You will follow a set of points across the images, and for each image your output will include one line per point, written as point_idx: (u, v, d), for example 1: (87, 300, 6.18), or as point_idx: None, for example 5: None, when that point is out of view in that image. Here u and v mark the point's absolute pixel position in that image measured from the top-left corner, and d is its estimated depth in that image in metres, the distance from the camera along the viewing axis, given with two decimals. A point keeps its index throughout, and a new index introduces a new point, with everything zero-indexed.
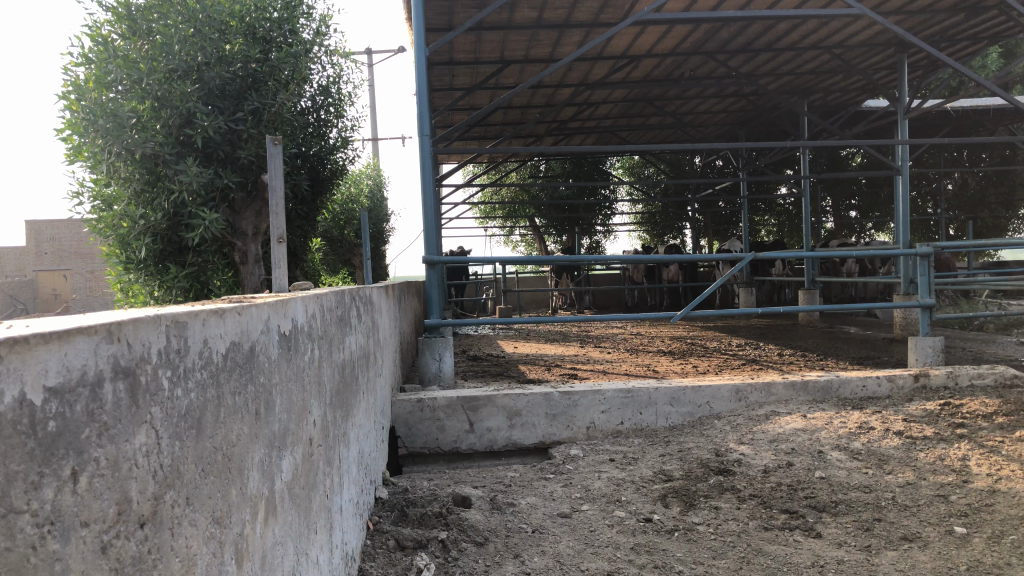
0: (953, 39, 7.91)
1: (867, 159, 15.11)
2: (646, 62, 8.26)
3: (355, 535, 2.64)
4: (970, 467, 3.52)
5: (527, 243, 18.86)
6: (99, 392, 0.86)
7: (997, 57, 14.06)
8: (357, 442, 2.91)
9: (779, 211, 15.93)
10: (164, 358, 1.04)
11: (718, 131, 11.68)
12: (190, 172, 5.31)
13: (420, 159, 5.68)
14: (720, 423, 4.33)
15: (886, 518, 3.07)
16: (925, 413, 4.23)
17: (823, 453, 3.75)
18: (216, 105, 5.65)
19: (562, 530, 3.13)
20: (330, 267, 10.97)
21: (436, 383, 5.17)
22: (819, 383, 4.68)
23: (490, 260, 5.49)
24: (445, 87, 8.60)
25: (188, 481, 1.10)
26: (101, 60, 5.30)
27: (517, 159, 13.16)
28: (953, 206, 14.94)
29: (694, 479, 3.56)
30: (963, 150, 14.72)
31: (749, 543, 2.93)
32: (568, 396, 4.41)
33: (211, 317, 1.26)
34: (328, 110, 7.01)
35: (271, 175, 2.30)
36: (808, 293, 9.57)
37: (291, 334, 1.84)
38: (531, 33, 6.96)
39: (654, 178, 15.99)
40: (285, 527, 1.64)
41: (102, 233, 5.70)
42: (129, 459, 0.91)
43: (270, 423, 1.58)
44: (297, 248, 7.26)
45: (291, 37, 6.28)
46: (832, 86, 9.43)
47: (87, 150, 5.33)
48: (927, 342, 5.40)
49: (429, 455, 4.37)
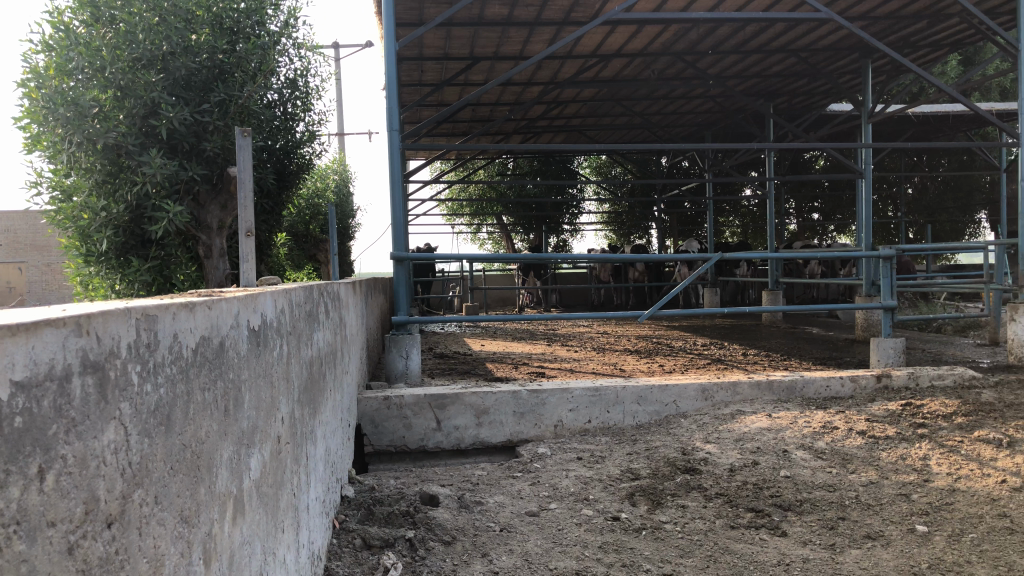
0: (916, 45, 8.05)
1: (830, 163, 15.34)
2: (615, 62, 8.29)
3: (321, 534, 2.60)
4: (930, 467, 3.58)
5: (494, 241, 18.84)
6: (67, 387, 0.83)
7: (956, 64, 14.36)
8: (324, 440, 2.87)
9: (744, 212, 16.11)
10: (134, 352, 1.00)
11: (685, 131, 11.76)
12: (153, 163, 5.22)
13: (389, 155, 5.63)
14: (686, 422, 4.36)
15: (850, 517, 3.11)
16: (887, 413, 4.30)
17: (787, 453, 3.78)
18: (182, 96, 5.56)
19: (529, 529, 3.12)
20: (296, 262, 10.83)
21: (403, 381, 5.12)
22: (784, 383, 4.73)
23: (458, 257, 5.46)
24: (414, 82, 8.55)
25: (157, 479, 1.06)
26: (62, 47, 5.18)
27: (486, 155, 13.14)
28: (913, 210, 15.23)
29: (661, 478, 3.57)
30: (923, 155, 15.00)
31: (716, 541, 2.94)
32: (536, 394, 4.41)
33: (182, 311, 1.22)
34: (295, 103, 6.92)
35: (240, 168, 2.26)
36: (772, 294, 9.68)
37: (259, 329, 1.80)
38: (502, 30, 6.94)
39: (621, 178, 16.07)
40: (252, 526, 1.60)
41: (61, 224, 5.56)
42: (97, 457, 0.88)
43: (238, 420, 1.55)
44: (262, 242, 7.17)
45: (259, 29, 6.19)
46: (798, 89, 9.54)
47: (46, 139, 5.23)
48: (889, 343, 5.48)
49: (396, 454, 4.32)
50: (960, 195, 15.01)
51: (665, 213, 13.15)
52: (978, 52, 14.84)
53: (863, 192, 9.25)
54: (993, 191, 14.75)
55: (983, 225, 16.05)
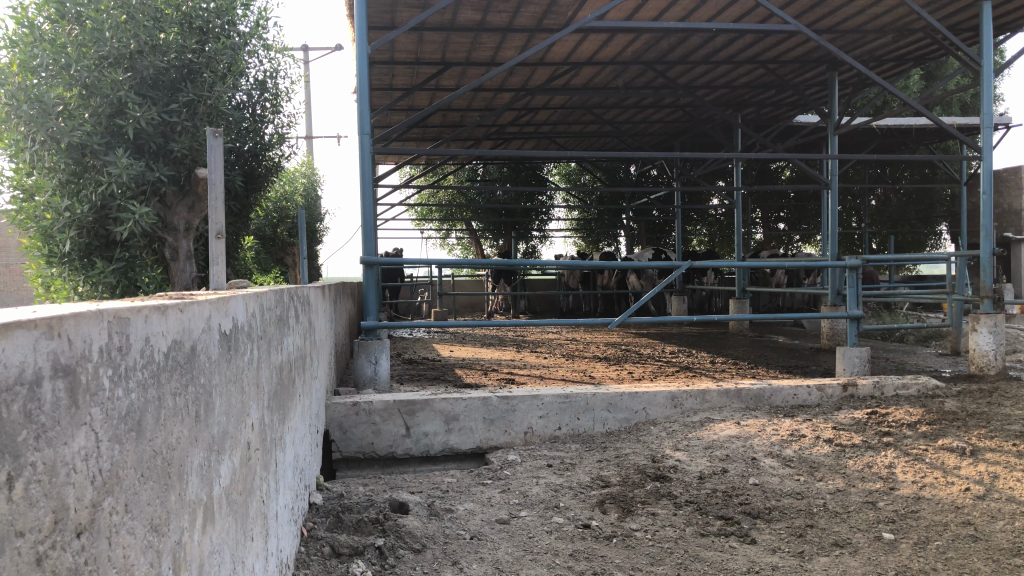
0: (881, 59, 8.19)
1: (795, 174, 15.54)
2: (586, 70, 8.32)
3: (289, 541, 2.56)
4: (896, 474, 3.61)
5: (463, 246, 18.82)
6: (38, 391, 0.80)
7: (918, 79, 14.64)
8: (293, 446, 2.83)
9: (711, 220, 16.26)
10: (106, 356, 0.97)
11: (654, 139, 11.84)
12: (119, 164, 5.11)
13: (359, 160, 5.58)
14: (656, 429, 4.37)
15: (818, 525, 3.13)
16: (853, 422, 4.34)
17: (756, 460, 3.81)
18: (150, 95, 5.46)
19: (500, 537, 3.10)
20: (263, 266, 10.71)
21: (372, 387, 5.07)
22: (752, 391, 4.76)
23: (428, 261, 5.41)
24: (385, 87, 8.51)
25: (128, 487, 1.03)
26: (27, 43, 5.11)
27: (456, 161, 13.12)
28: (876, 221, 15.47)
29: (631, 485, 3.57)
30: (887, 167, 15.25)
31: (686, 549, 2.94)
32: (506, 400, 4.39)
33: (154, 314, 1.19)
34: (264, 105, 6.85)
35: (212, 168, 2.21)
36: (739, 303, 9.77)
37: (230, 332, 1.75)
38: (474, 36, 6.92)
39: (590, 185, 16.15)
40: (222, 535, 1.56)
41: (22, 225, 5.46)
42: (67, 464, 0.85)
43: (209, 426, 1.51)
44: (229, 244, 7.09)
45: (229, 29, 6.13)
46: (766, 100, 9.66)
47: (8, 137, 5.13)
48: (854, 352, 5.54)
49: (364, 461, 4.27)
50: (922, 207, 15.30)
51: (633, 221, 13.24)
52: (940, 67, 15.14)
53: (828, 203, 9.40)
54: (954, 204, 15.04)
55: (944, 237, 16.38)
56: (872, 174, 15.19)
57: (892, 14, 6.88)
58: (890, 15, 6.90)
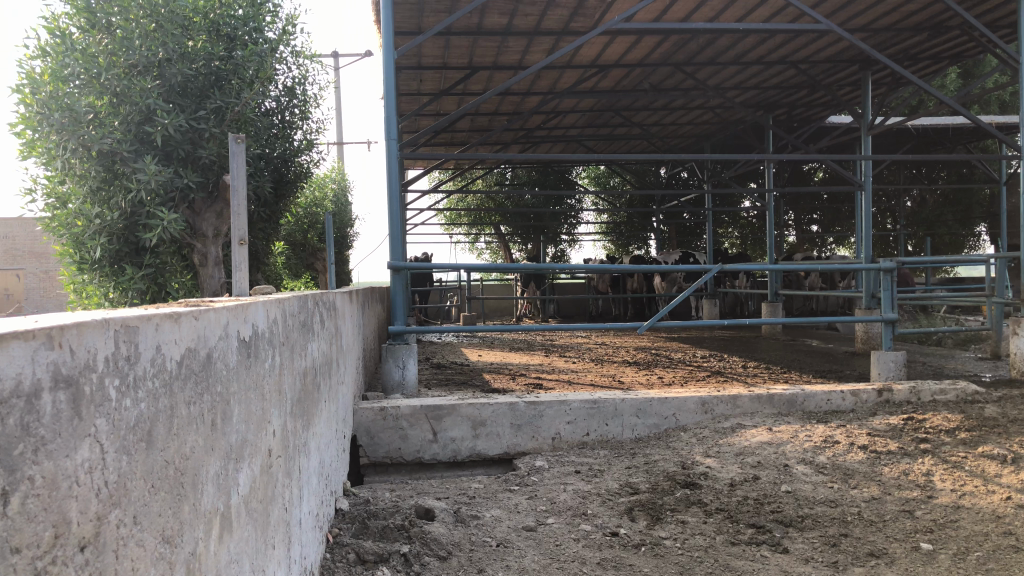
0: (915, 58, 8.03)
1: (829, 175, 15.35)
2: (613, 73, 8.27)
3: (313, 548, 2.54)
4: (934, 482, 3.52)
5: (492, 251, 18.85)
6: (37, 403, 0.78)
7: (955, 78, 14.38)
8: (318, 452, 2.82)
9: (742, 223, 16.12)
10: (111, 366, 0.95)
11: (684, 142, 11.75)
12: (148, 171, 5.17)
13: (386, 164, 5.57)
14: (686, 435, 4.30)
15: (853, 534, 3.06)
16: (889, 428, 4.24)
17: (788, 467, 3.73)
18: (178, 103, 5.50)
19: (527, 545, 3.06)
20: (294, 271, 10.79)
21: (400, 391, 5.06)
22: (785, 396, 4.67)
23: (456, 266, 5.38)
24: (413, 92, 8.54)
25: (136, 499, 1.01)
26: (59, 53, 5.19)
27: (485, 165, 13.15)
28: (912, 223, 15.22)
29: (661, 493, 3.52)
30: (923, 168, 15.00)
31: (716, 558, 2.89)
32: (533, 406, 4.36)
33: (166, 322, 1.17)
34: (292, 111, 6.92)
35: (234, 175, 2.21)
36: (771, 306, 9.65)
37: (250, 340, 1.74)
38: (500, 39, 6.91)
39: (620, 188, 16.11)
40: (240, 544, 1.55)
41: (56, 232, 5.54)
42: (70, 477, 0.83)
43: (227, 434, 1.49)
44: (259, 250, 7.15)
45: (256, 35, 6.17)
46: (798, 101, 9.54)
47: (41, 145, 5.21)
48: (889, 356, 5.43)
49: (392, 466, 4.26)
50: (960, 209, 15.03)
51: (664, 223, 13.15)
52: (978, 65, 14.86)
53: (862, 205, 9.25)
54: (993, 204, 14.73)
55: (983, 239, 16.05)
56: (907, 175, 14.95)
57: (927, 11, 6.75)
58: (925, 12, 6.77)
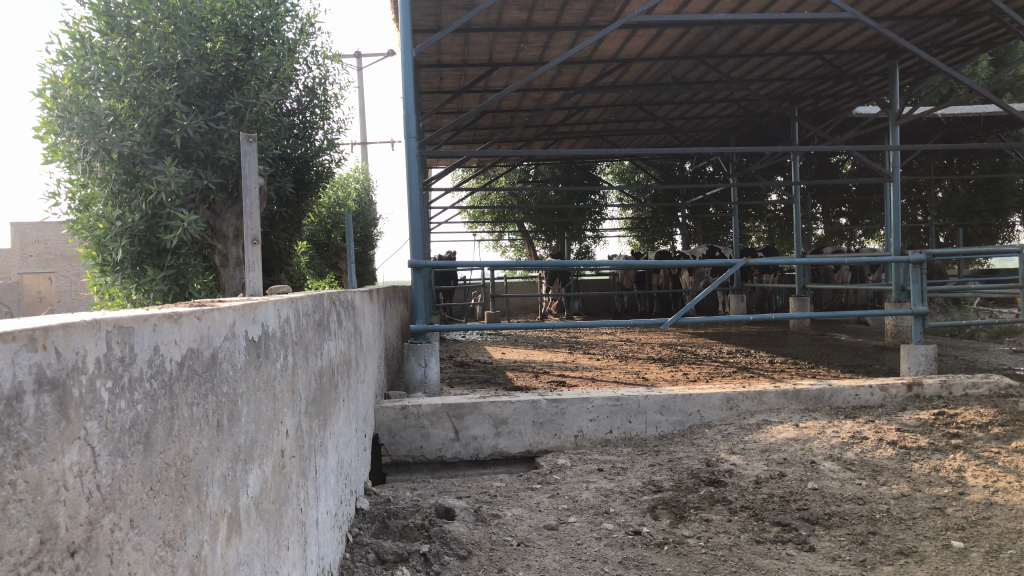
0: (944, 46, 7.87)
1: (857, 167, 15.14)
2: (635, 67, 8.21)
3: (331, 548, 2.53)
4: (965, 479, 3.44)
5: (516, 247, 18.86)
6: (18, 407, 0.77)
7: (986, 66, 14.11)
8: (337, 451, 2.80)
9: (769, 217, 15.96)
10: (103, 368, 0.94)
11: (709, 135, 11.64)
12: (168, 172, 5.21)
13: (406, 163, 5.55)
14: (711, 432, 4.24)
15: (882, 532, 2.99)
16: (919, 423, 4.15)
17: (815, 464, 3.66)
18: (198, 104, 5.54)
19: (548, 544, 3.03)
20: (319, 270, 10.86)
21: (422, 390, 5.04)
22: (811, 392, 4.59)
23: (478, 264, 5.35)
24: (433, 90, 8.53)
25: (133, 502, 1.00)
26: (79, 57, 5.25)
27: (508, 162, 13.13)
28: (943, 214, 14.98)
29: (684, 490, 3.47)
30: (954, 158, 14.75)
31: (741, 557, 2.84)
32: (555, 404, 4.32)
33: (164, 322, 1.16)
34: (313, 111, 6.97)
35: (246, 174, 2.20)
36: (799, 300, 9.53)
37: (259, 340, 1.73)
38: (520, 35, 6.87)
39: (644, 183, 16.04)
40: (250, 546, 1.53)
41: (79, 234, 5.63)
42: (55, 481, 0.82)
43: (234, 436, 1.48)
44: (283, 251, 7.18)
45: (275, 35, 6.20)
46: (824, 92, 9.40)
47: (63, 149, 5.29)
48: (919, 351, 5.32)
49: (414, 464, 4.25)
50: (992, 199, 14.75)
51: (689, 218, 13.05)
52: (1010, 52, 14.56)
53: (890, 197, 9.10)
54: None
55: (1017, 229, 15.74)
56: (938, 165, 14.70)
57: None
58: None
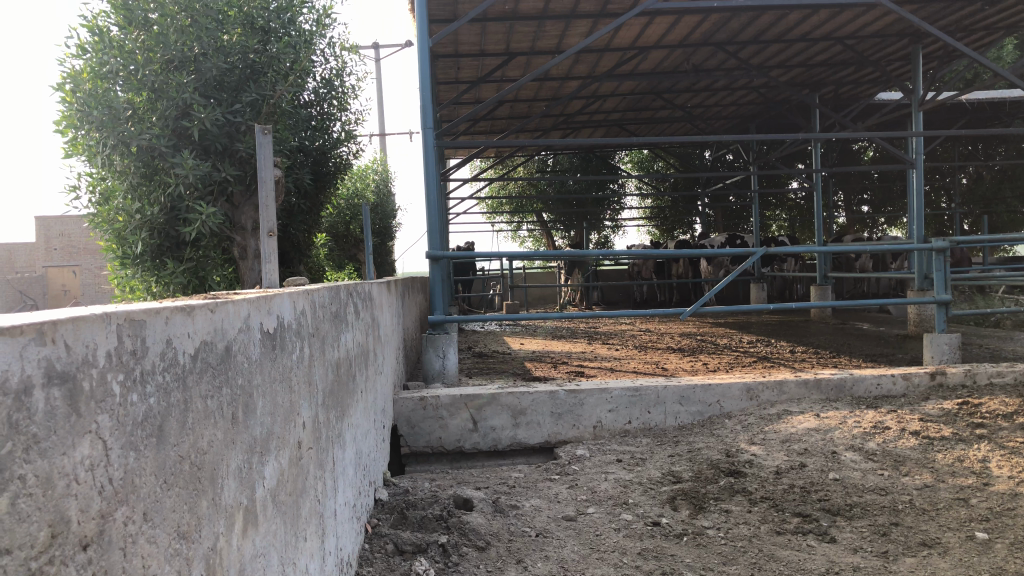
0: (969, 29, 7.73)
1: (879, 154, 14.99)
2: (653, 55, 8.14)
3: (351, 540, 2.54)
4: (990, 469, 3.39)
5: (535, 238, 18.90)
6: (28, 400, 0.77)
7: (1011, 50, 13.89)
8: (355, 442, 2.81)
9: (790, 206, 15.87)
10: (114, 361, 0.94)
11: (728, 123, 11.56)
12: (186, 165, 5.23)
13: (423, 155, 5.53)
14: (731, 423, 4.21)
15: (904, 523, 2.96)
16: (942, 413, 4.11)
17: (836, 454, 3.63)
18: (215, 97, 5.57)
19: (567, 534, 3.02)
20: (338, 262, 10.90)
21: (440, 381, 5.05)
22: (833, 381, 4.55)
23: (495, 255, 5.32)
24: (450, 80, 8.52)
25: (147, 495, 1.00)
26: (98, 50, 5.26)
27: (526, 152, 13.11)
28: (967, 201, 14.81)
29: (704, 481, 3.45)
30: (978, 144, 14.58)
31: (761, 548, 2.81)
32: (574, 394, 4.31)
33: (177, 314, 1.16)
34: (330, 103, 6.99)
35: (261, 166, 2.20)
36: (820, 289, 9.45)
37: (276, 332, 1.73)
38: (537, 24, 6.84)
39: (663, 172, 15.96)
40: (267, 537, 1.53)
41: (99, 228, 5.69)
42: (67, 476, 0.81)
43: (250, 428, 1.48)
44: (302, 244, 7.22)
45: (291, 28, 6.22)
46: (845, 78, 9.30)
47: (83, 143, 5.32)
48: (942, 340, 5.27)
49: (433, 455, 4.27)
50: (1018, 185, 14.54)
51: (709, 208, 12.97)
52: None
53: (913, 183, 8.98)
54: None
55: None
56: (961, 152, 14.53)
57: None
58: None
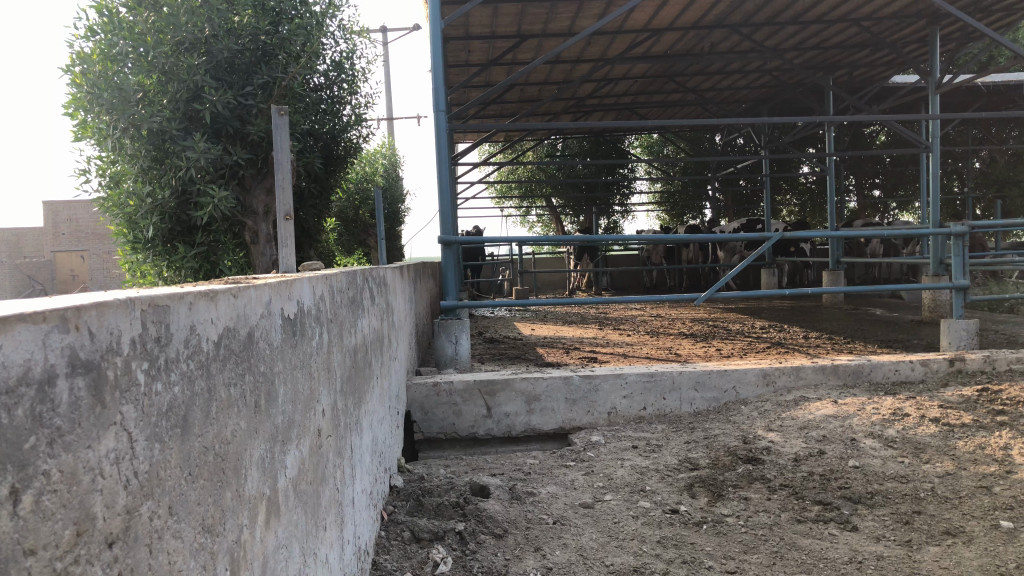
0: (987, 10, 7.60)
1: (892, 137, 14.87)
2: (665, 36, 8.04)
3: (367, 528, 2.50)
4: (1012, 456, 3.33)
5: (544, 222, 18.83)
6: (51, 391, 0.72)
7: None
8: (371, 428, 2.77)
9: (801, 190, 15.78)
10: (139, 349, 0.90)
11: (740, 107, 11.46)
12: (197, 148, 5.20)
13: (435, 138, 5.48)
14: (747, 409, 4.17)
15: (927, 511, 2.91)
16: (963, 399, 4.05)
17: (855, 441, 3.58)
18: (225, 79, 5.52)
19: (584, 522, 2.99)
20: (347, 247, 10.86)
21: (453, 366, 5.01)
22: (850, 367, 4.49)
23: (508, 240, 5.27)
24: (461, 63, 8.44)
25: (172, 487, 0.96)
26: (107, 32, 5.20)
27: (536, 136, 13.05)
28: (981, 185, 14.67)
29: (722, 468, 3.41)
30: (992, 127, 14.43)
31: (782, 537, 2.77)
32: (588, 380, 4.27)
33: (200, 300, 1.11)
34: (341, 86, 6.93)
35: (278, 148, 2.14)
36: (833, 274, 9.38)
37: (296, 318, 1.69)
38: (550, 5, 6.74)
39: (673, 156, 15.88)
40: (288, 528, 1.49)
41: (110, 212, 5.65)
42: (92, 469, 0.77)
43: (271, 416, 1.44)
44: (312, 228, 7.17)
45: (302, 9, 6.13)
46: (860, 61, 9.18)
47: (92, 126, 5.26)
48: (960, 325, 5.20)
49: (446, 441, 4.25)
50: None
51: (720, 192, 12.88)
52: None
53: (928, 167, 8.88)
54: None
55: None
56: (975, 135, 14.40)
57: None
58: None
